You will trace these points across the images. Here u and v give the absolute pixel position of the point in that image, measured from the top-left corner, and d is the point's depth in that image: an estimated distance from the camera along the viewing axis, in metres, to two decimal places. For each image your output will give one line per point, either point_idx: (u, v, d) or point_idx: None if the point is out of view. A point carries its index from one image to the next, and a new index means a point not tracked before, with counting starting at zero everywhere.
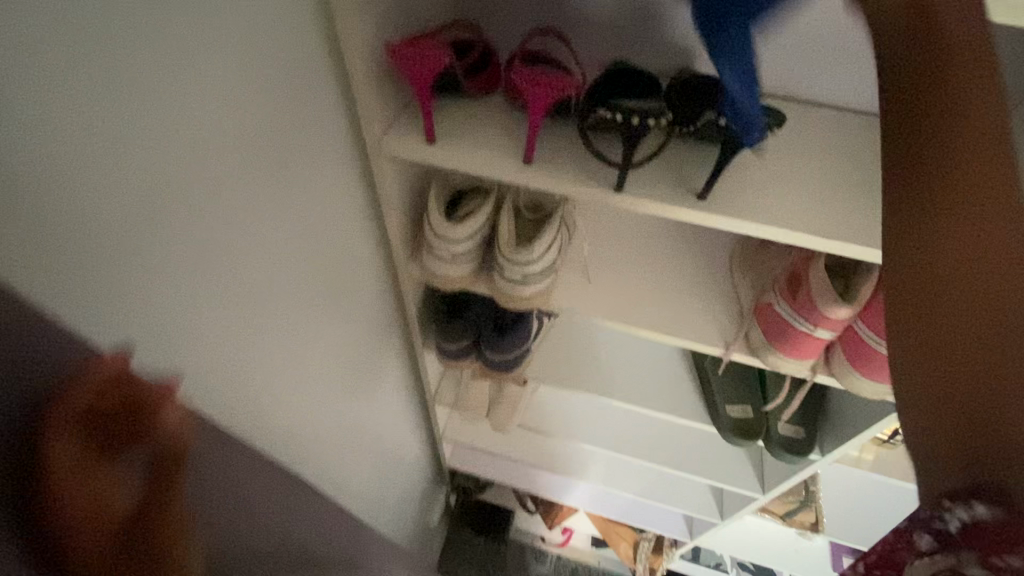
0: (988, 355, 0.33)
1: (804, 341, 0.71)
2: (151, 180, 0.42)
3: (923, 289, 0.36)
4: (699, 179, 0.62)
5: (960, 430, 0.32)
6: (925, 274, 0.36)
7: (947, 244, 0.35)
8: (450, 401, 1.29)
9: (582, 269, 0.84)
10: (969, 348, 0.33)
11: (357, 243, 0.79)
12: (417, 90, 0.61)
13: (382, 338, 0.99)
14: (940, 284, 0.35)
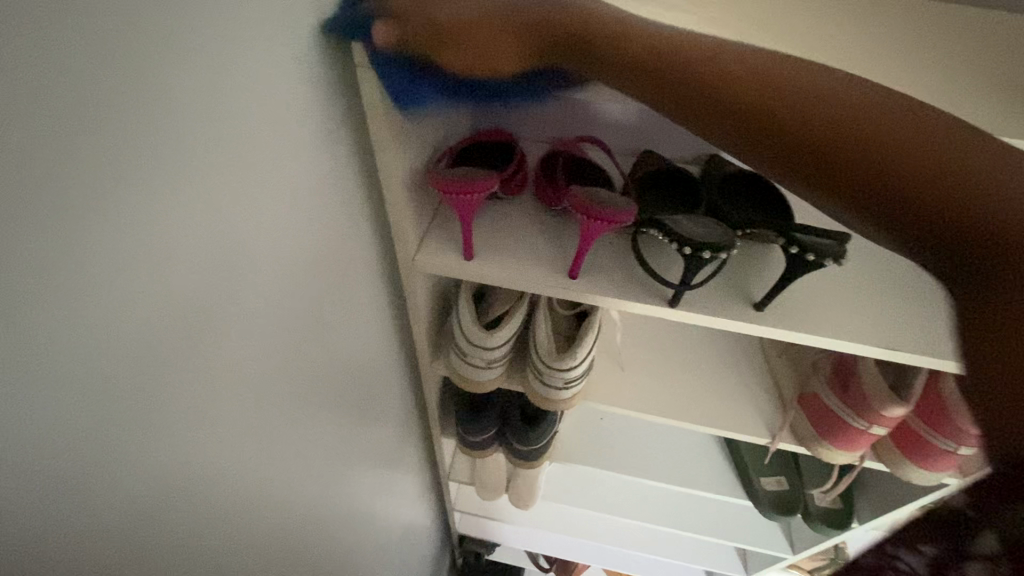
0: (918, 175, 0.33)
1: (856, 437, 0.69)
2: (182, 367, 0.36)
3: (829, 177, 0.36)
4: (759, 290, 0.60)
5: (935, 213, 0.33)
6: (827, 167, 0.36)
7: (839, 147, 0.36)
8: (465, 479, 1.23)
9: (615, 360, 0.81)
10: (837, 155, 0.36)
11: (374, 349, 0.73)
12: (458, 210, 0.57)
13: (397, 430, 0.93)
14: (839, 164, 0.36)
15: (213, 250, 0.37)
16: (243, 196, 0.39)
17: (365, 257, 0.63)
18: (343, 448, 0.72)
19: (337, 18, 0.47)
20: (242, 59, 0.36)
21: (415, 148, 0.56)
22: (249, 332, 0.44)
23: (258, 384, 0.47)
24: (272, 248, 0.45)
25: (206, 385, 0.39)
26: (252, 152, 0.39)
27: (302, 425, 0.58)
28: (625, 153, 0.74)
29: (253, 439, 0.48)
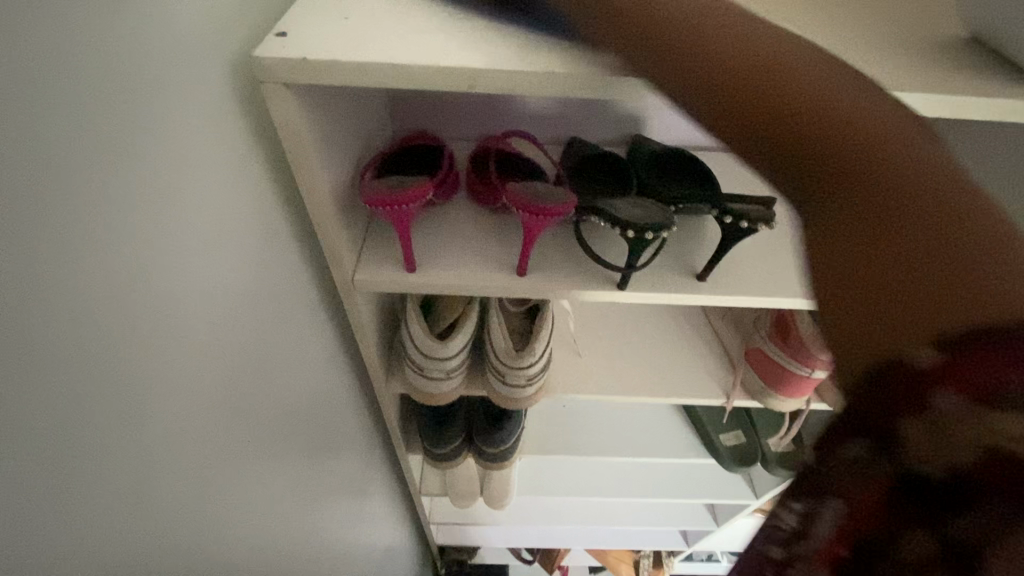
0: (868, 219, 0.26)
1: (800, 383, 0.73)
2: (100, 451, 0.32)
3: (784, 161, 0.30)
4: (698, 261, 0.61)
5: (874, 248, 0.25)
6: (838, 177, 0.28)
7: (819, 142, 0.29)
8: (437, 489, 1.20)
9: (569, 346, 0.82)
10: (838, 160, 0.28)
11: (321, 376, 0.69)
12: (393, 223, 0.54)
13: (361, 456, 0.89)
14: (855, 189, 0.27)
15: (125, 305, 0.33)
16: (153, 240, 0.35)
17: (300, 284, 0.59)
18: (305, 486, 0.68)
19: (230, 32, 0.42)
20: (126, 88, 0.32)
21: (335, 162, 0.52)
22: (184, 384, 0.40)
23: (203, 441, 0.43)
24: (198, 292, 0.40)
25: (138, 454, 0.35)
26: (157, 189, 0.35)
27: (258, 473, 0.54)
28: (552, 141, 0.74)
29: (203, 500, 0.44)
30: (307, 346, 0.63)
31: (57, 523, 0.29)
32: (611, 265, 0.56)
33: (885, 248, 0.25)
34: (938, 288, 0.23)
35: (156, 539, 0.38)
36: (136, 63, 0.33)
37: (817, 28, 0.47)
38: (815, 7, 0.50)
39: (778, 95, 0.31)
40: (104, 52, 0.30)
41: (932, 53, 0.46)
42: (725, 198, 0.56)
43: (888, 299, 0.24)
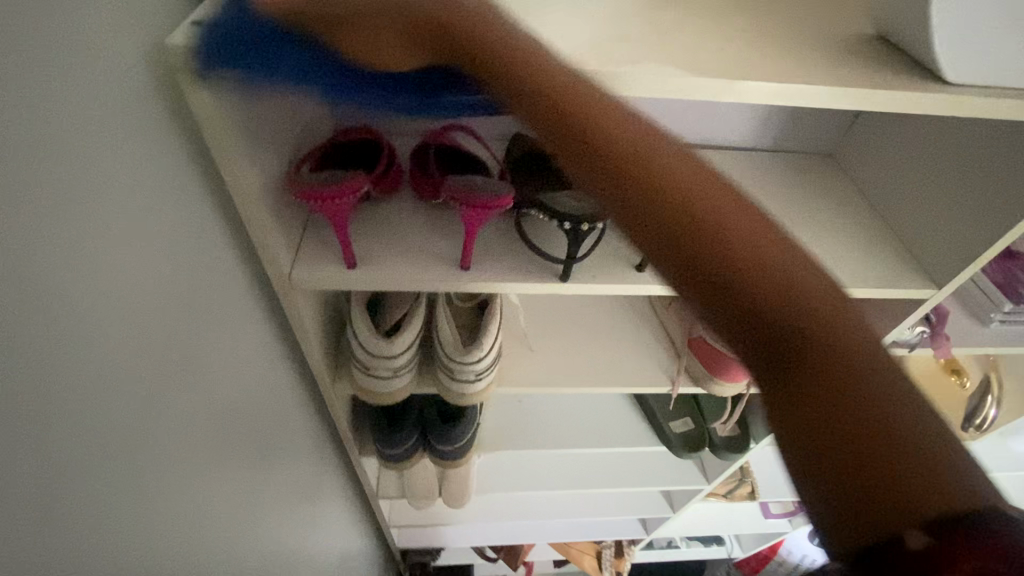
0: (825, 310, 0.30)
1: (742, 368, 0.76)
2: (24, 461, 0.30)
3: (688, 272, 0.32)
4: (639, 251, 0.63)
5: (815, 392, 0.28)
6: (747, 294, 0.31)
7: (708, 240, 0.32)
8: (394, 492, 1.18)
9: (519, 342, 0.83)
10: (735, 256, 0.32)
11: (265, 380, 0.66)
12: (332, 219, 0.53)
13: (311, 461, 0.87)
14: (771, 285, 0.31)
15: (39, 306, 0.30)
16: (70, 236, 0.32)
17: (237, 285, 0.57)
18: (253, 497, 0.65)
19: (149, 17, 0.40)
20: (32, 70, 0.29)
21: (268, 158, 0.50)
22: (115, 392, 0.37)
23: (138, 453, 0.40)
24: (124, 294, 0.38)
25: (62, 468, 0.32)
26: (72, 181, 0.33)
27: (202, 486, 0.51)
28: (494, 137, 0.74)
29: (141, 517, 0.41)
30: (247, 349, 0.60)
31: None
32: (555, 257, 0.57)
33: (825, 346, 0.29)
34: (838, 389, 0.27)
35: (92, 553, 0.36)
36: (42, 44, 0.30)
37: (739, 27, 0.49)
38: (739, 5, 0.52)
39: (659, 207, 0.33)
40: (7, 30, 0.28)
41: (843, 50, 0.49)
42: None
43: (801, 356, 0.29)
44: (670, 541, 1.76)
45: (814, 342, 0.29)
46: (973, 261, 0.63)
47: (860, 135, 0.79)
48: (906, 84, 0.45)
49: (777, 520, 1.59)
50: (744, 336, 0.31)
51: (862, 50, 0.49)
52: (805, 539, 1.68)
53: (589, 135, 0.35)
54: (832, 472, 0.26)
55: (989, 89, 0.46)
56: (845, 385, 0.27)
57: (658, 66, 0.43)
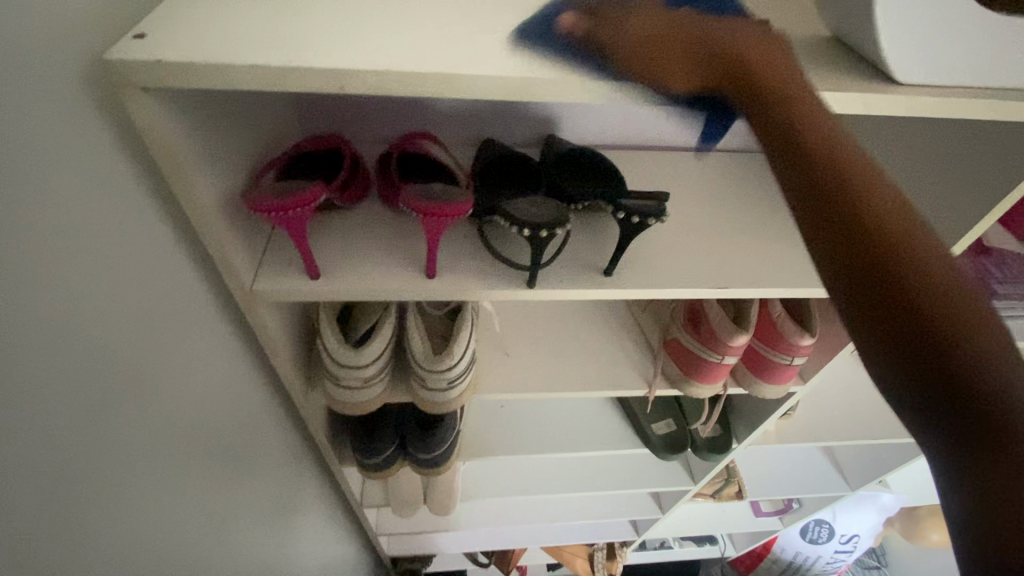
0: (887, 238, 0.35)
1: (715, 370, 0.76)
2: None
3: (803, 216, 0.39)
4: (604, 256, 0.63)
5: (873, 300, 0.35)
6: (822, 206, 0.38)
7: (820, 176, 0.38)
8: (379, 500, 1.17)
9: (494, 348, 0.82)
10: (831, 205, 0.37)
11: (232, 392, 0.66)
12: (288, 231, 0.52)
13: (287, 472, 0.86)
14: (863, 212, 0.37)
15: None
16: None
17: (196, 298, 0.56)
18: (213, 508, 0.64)
19: (86, 30, 0.39)
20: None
21: (220, 170, 0.50)
22: (40, 404, 0.36)
23: (65, 468, 0.39)
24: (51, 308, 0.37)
25: None
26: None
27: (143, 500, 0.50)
28: (464, 143, 0.74)
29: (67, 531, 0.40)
30: (209, 362, 0.60)
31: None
32: (516, 264, 0.57)
33: (898, 249, 0.35)
34: (917, 299, 0.33)
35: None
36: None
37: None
38: None
39: (833, 172, 0.38)
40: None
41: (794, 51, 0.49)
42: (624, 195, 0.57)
43: (890, 326, 0.34)
44: (663, 542, 1.76)
45: (928, 328, 0.32)
46: None
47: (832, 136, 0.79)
48: (858, 85, 0.45)
49: (768, 519, 1.58)
50: (869, 302, 0.35)
51: (818, 53, 0.49)
52: (797, 537, 1.68)
53: (776, 90, 0.41)
54: (950, 421, 0.31)
55: (936, 87, 0.46)
56: (880, 255, 0.35)
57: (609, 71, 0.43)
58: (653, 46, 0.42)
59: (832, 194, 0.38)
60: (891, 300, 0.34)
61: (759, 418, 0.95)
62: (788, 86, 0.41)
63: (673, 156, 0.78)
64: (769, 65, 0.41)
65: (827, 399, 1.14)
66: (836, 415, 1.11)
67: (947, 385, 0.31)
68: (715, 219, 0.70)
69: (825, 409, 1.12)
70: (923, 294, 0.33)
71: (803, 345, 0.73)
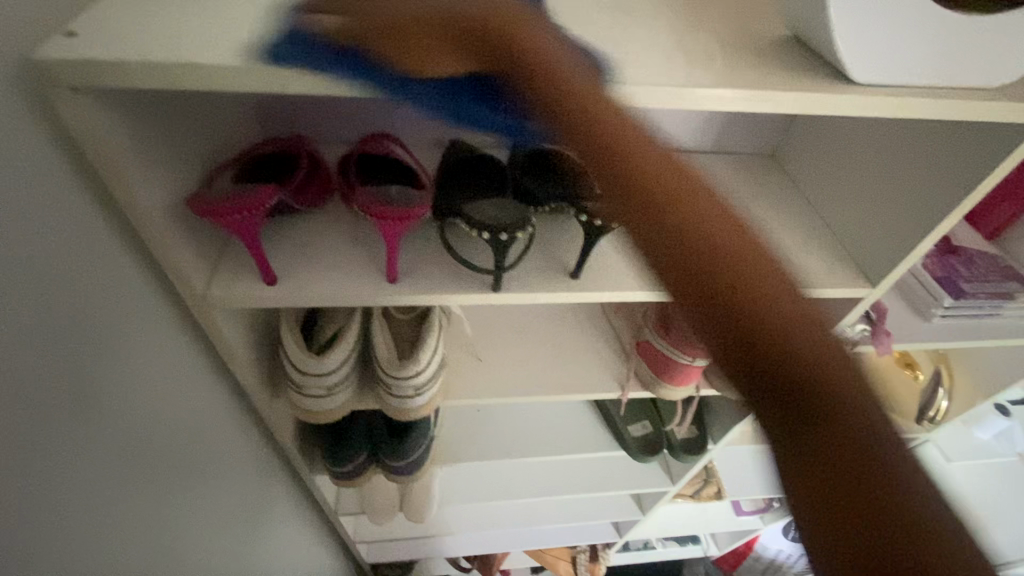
0: (807, 378, 0.32)
1: (687, 372, 0.76)
2: None
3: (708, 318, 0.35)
4: (571, 258, 0.62)
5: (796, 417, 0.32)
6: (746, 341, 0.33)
7: (703, 249, 0.35)
8: (354, 508, 1.15)
9: (465, 351, 0.81)
10: (739, 326, 0.34)
11: (191, 401, 0.64)
12: (241, 236, 0.51)
13: (255, 483, 0.84)
14: (764, 326, 0.33)
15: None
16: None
17: (148, 305, 0.55)
18: (168, 521, 0.62)
19: (19, 26, 0.38)
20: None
21: (168, 172, 0.48)
22: None
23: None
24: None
25: None
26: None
27: (86, 515, 0.48)
28: (431, 145, 0.73)
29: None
30: (164, 372, 0.58)
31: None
32: (478, 268, 0.56)
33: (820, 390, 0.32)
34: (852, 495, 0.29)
35: None
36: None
37: (652, 30, 0.49)
38: (658, 8, 0.52)
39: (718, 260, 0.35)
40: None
41: (753, 52, 0.49)
42: (588, 196, 0.57)
43: (830, 465, 0.30)
44: (646, 543, 1.75)
45: (844, 423, 0.31)
46: (911, 253, 0.64)
47: (800, 137, 0.80)
48: (814, 84, 0.45)
49: (749, 518, 1.59)
50: (785, 418, 0.32)
51: (778, 53, 0.49)
52: (779, 535, 1.69)
53: (614, 159, 0.36)
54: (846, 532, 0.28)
55: (892, 86, 0.46)
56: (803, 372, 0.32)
57: (566, 71, 0.42)
58: (556, 72, 0.39)
59: (748, 306, 0.34)
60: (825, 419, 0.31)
61: (734, 418, 0.95)
62: (630, 151, 0.36)
63: None
64: (598, 137, 0.37)
65: None
66: None
67: (867, 508, 0.28)
68: None
69: None
70: (843, 477, 0.29)
71: None
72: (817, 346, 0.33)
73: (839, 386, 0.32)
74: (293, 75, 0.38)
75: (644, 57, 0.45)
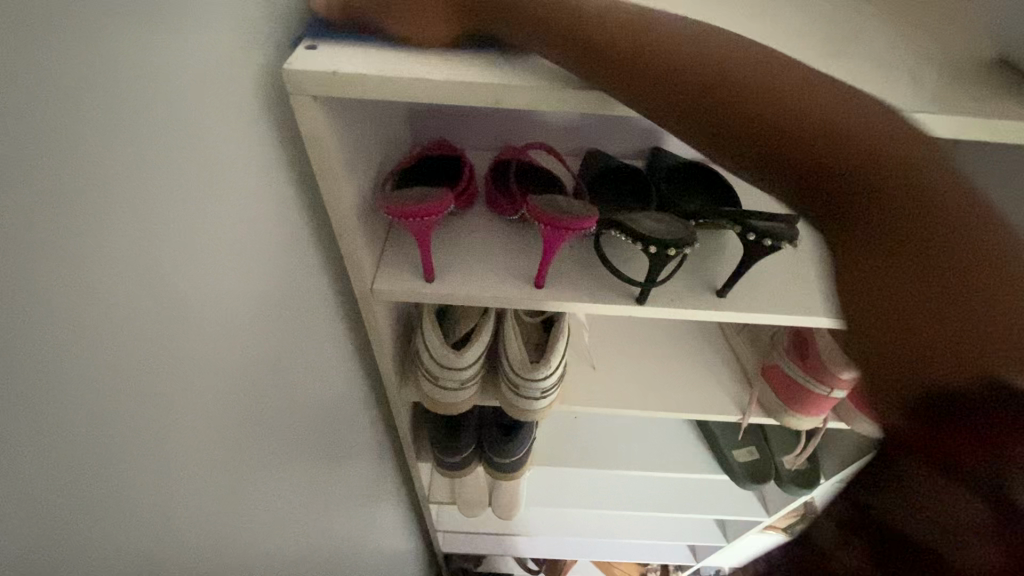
0: (885, 186, 0.29)
1: (819, 402, 0.72)
2: (146, 450, 0.34)
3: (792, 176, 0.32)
4: (719, 276, 0.61)
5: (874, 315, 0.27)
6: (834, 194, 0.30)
7: (782, 118, 0.32)
8: (445, 498, 1.19)
9: (582, 357, 0.82)
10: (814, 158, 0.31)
11: (338, 382, 0.70)
12: (414, 235, 0.54)
13: (371, 463, 0.89)
14: (849, 160, 0.30)
15: (136, 301, 0.32)
16: (168, 235, 0.34)
17: (319, 291, 0.60)
18: (312, 491, 0.67)
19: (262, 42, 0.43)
20: (144, 79, 0.31)
21: (358, 172, 0.53)
22: (207, 383, 0.40)
23: (218, 443, 0.43)
24: (212, 290, 0.40)
25: (169, 451, 0.36)
26: (172, 181, 0.35)
27: (265, 475, 0.53)
28: (571, 152, 0.74)
29: (213, 500, 0.43)
30: (322, 353, 0.63)
31: (58, 521, 0.28)
32: (628, 279, 0.56)
33: (879, 212, 0.28)
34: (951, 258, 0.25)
35: (183, 537, 0.40)
36: (155, 56, 0.32)
37: (849, 46, 0.46)
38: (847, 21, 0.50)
39: (776, 119, 0.32)
40: (122, 36, 0.29)
41: (959, 72, 0.45)
42: (750, 215, 0.55)
43: (909, 337, 0.25)
44: None
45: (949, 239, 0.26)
46: None
47: None
48: None
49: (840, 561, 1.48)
50: (895, 239, 0.27)
51: (990, 75, 0.46)
52: None
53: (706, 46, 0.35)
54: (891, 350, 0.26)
55: None
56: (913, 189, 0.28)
57: None
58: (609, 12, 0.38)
59: (792, 125, 0.32)
60: (901, 247, 0.27)
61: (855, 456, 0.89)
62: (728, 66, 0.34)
63: None
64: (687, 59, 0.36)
65: None
66: None
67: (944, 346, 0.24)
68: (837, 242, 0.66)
69: None
70: (913, 318, 0.25)
71: None
72: (874, 157, 0.29)
73: (959, 224, 0.26)
74: (500, 90, 0.40)
75: (845, 74, 0.43)
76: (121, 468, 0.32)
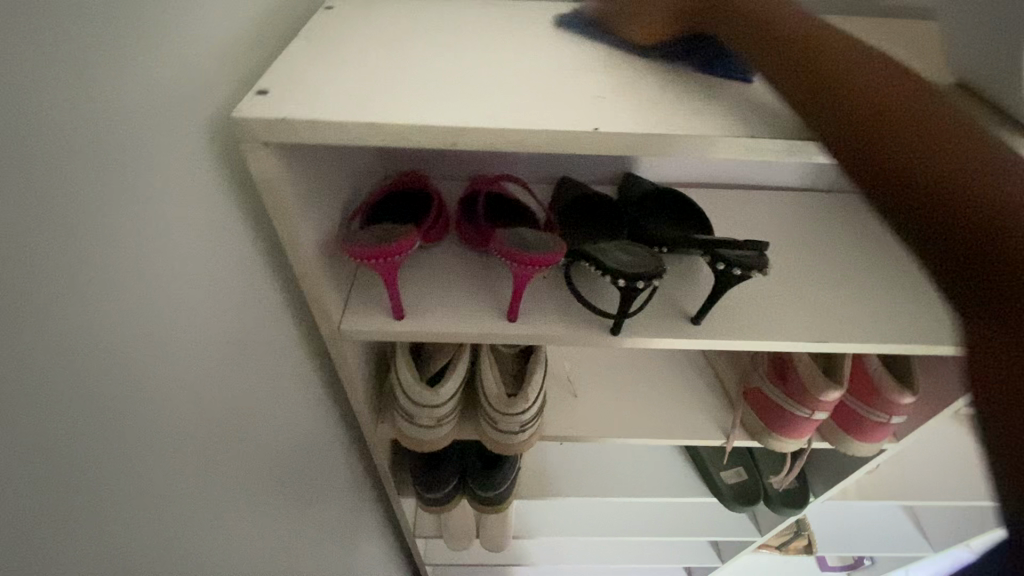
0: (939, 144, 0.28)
1: (803, 424, 0.72)
2: (102, 524, 0.32)
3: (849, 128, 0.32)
4: (691, 304, 0.60)
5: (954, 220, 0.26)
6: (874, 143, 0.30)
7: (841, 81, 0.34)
8: (432, 532, 1.16)
9: (564, 386, 0.81)
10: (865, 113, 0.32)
11: (312, 424, 0.67)
12: (382, 276, 0.53)
13: (352, 505, 0.86)
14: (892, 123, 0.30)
15: (85, 375, 0.30)
16: (125, 297, 0.33)
17: (286, 335, 0.58)
18: (291, 541, 0.64)
19: (213, 92, 0.42)
20: (94, 137, 0.30)
21: (321, 212, 0.52)
22: (170, 444, 0.39)
23: (186, 504, 0.41)
24: (173, 346, 0.38)
25: (130, 521, 0.35)
26: (125, 240, 0.33)
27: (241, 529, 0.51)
28: (541, 181, 0.74)
29: (180, 565, 0.41)
30: (293, 397, 0.61)
31: None
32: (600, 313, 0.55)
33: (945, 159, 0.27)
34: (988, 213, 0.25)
35: None
36: (103, 113, 0.31)
37: None
38: None
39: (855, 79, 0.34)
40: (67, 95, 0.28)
41: None
42: (720, 244, 0.55)
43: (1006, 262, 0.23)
44: None
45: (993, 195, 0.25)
46: None
47: None
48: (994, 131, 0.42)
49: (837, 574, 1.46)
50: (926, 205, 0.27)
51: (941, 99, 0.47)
52: None
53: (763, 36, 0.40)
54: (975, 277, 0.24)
55: None
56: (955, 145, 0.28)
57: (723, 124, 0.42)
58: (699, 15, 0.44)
59: (855, 88, 0.33)
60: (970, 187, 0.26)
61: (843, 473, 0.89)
62: (782, 53, 0.38)
63: (756, 195, 0.76)
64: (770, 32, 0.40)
65: (919, 454, 1.05)
66: (928, 473, 1.02)
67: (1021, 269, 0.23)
68: (809, 263, 0.66)
69: (916, 465, 1.03)
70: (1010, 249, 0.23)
71: (902, 404, 0.68)
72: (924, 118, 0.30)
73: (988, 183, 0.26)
74: (460, 134, 0.40)
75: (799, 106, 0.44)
76: (74, 546, 0.30)
